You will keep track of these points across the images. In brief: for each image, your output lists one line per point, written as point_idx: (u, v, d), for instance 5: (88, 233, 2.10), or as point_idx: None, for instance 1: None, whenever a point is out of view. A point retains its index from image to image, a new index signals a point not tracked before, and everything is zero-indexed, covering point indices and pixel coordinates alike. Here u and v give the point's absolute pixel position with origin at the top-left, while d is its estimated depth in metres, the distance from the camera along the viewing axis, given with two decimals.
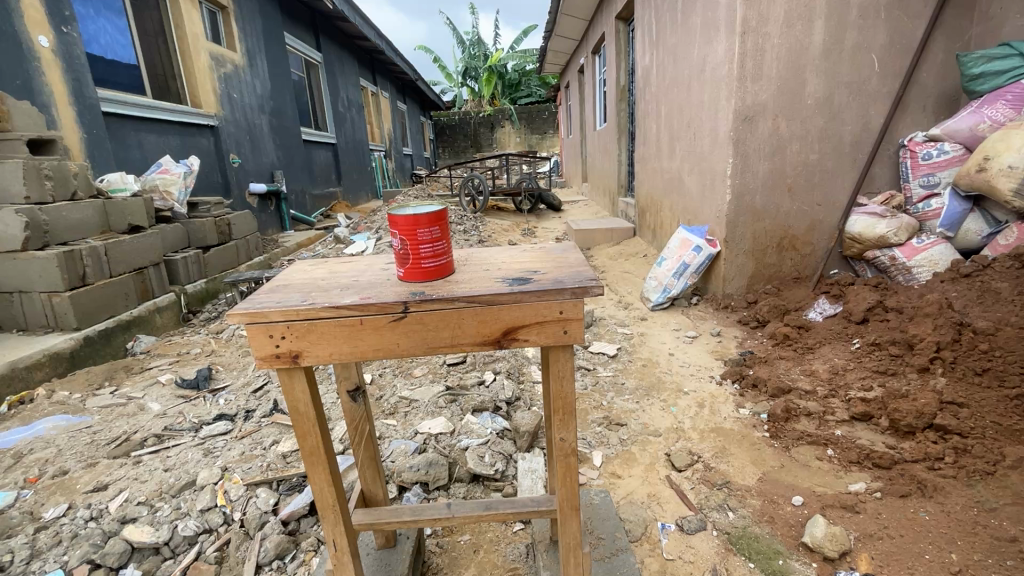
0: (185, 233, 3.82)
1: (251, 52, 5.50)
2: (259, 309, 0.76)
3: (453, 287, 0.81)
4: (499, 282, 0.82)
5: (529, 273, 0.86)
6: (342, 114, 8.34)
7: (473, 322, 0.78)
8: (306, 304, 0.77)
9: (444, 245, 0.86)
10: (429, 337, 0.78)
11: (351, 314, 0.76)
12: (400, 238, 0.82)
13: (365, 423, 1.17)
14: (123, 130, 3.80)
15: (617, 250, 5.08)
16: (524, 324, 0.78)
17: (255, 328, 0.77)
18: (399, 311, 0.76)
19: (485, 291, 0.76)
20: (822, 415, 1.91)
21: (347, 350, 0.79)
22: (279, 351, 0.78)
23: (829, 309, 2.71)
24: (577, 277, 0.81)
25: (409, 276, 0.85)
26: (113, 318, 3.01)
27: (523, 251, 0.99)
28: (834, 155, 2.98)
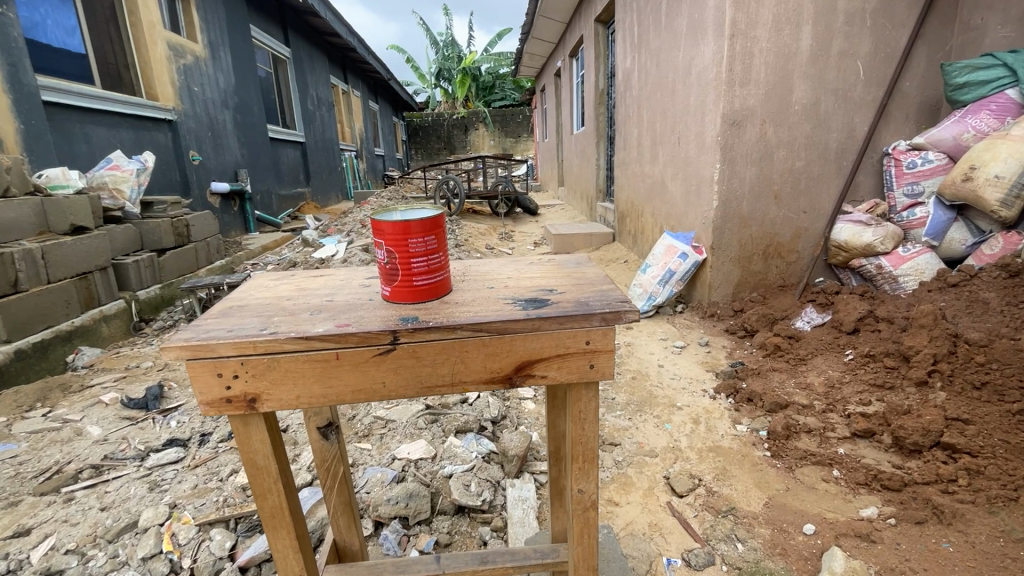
0: (138, 235, 3.52)
1: (214, 43, 5.19)
2: (204, 340, 0.59)
3: (451, 311, 0.66)
4: (505, 304, 0.67)
5: (544, 291, 0.71)
6: (311, 112, 8.03)
7: (478, 354, 0.63)
8: (266, 331, 0.61)
9: (440, 258, 0.70)
10: (423, 374, 0.63)
11: (324, 347, 0.60)
12: (387, 250, 0.67)
13: (337, 464, 1.01)
14: (67, 122, 3.47)
15: (596, 256, 4.99)
16: (542, 357, 0.64)
17: (200, 363, 0.60)
18: (388, 343, 0.61)
19: (495, 317, 0.62)
20: (823, 432, 1.83)
21: (319, 392, 0.63)
22: (229, 395, 0.62)
23: (817, 318, 2.68)
24: (604, 297, 0.67)
25: (395, 296, 0.70)
26: (52, 328, 2.72)
27: (530, 265, 0.84)
28: (820, 162, 2.95)
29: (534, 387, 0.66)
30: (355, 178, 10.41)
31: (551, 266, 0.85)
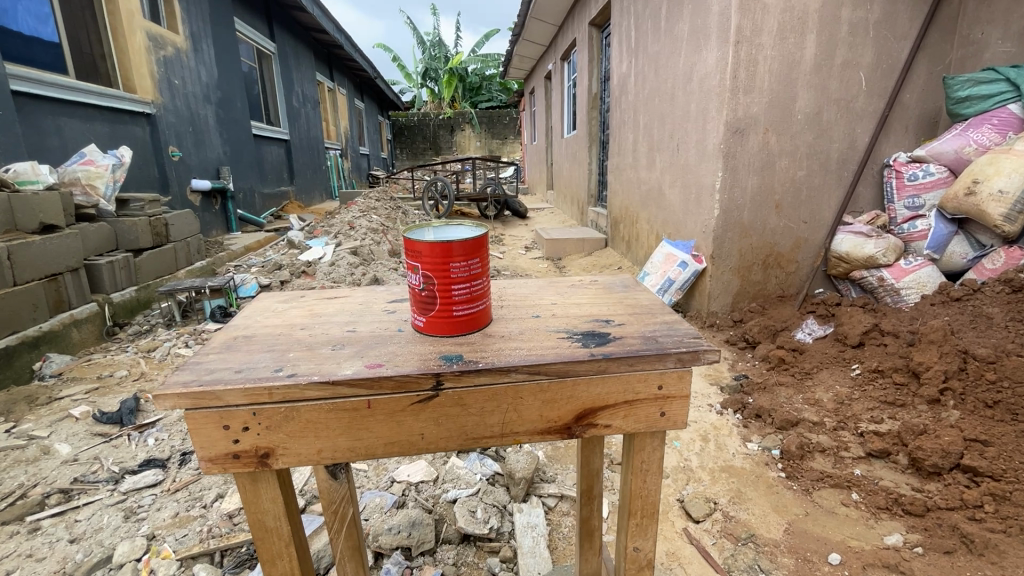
0: (112, 235, 3.33)
1: (196, 35, 4.99)
2: (209, 388, 0.59)
3: (500, 349, 0.66)
4: (560, 344, 0.68)
5: (603, 321, 0.76)
6: (296, 109, 7.83)
7: (529, 396, 0.65)
8: (281, 376, 0.60)
9: (482, 284, 0.69)
10: (469, 422, 0.65)
11: (346, 393, 0.60)
12: (428, 277, 0.65)
13: (345, 505, 0.94)
14: (38, 114, 3.28)
15: (589, 262, 4.93)
16: (604, 404, 0.68)
17: (204, 414, 0.60)
18: (432, 387, 0.62)
19: (556, 358, 0.63)
20: (837, 451, 1.78)
21: (348, 443, 0.64)
22: (237, 449, 0.62)
23: (818, 330, 2.62)
24: (673, 334, 0.71)
25: (431, 327, 0.69)
26: (17, 335, 2.54)
27: (597, 306, 0.83)
28: (821, 172, 2.93)
29: (594, 434, 0.70)
30: (340, 178, 10.19)
31: (598, 288, 0.92)
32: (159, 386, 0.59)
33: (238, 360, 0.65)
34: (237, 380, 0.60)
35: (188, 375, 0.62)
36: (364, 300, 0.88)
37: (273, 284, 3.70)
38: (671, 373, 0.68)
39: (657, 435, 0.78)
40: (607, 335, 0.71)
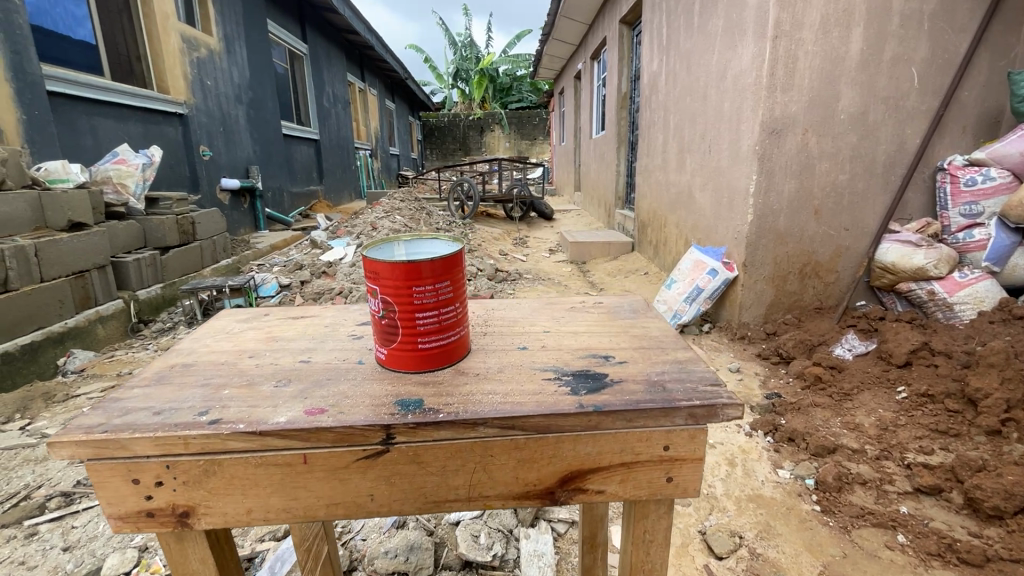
0: (140, 232, 3.39)
1: (229, 37, 5.08)
2: (114, 436, 0.58)
3: (474, 396, 0.64)
4: (546, 392, 0.65)
5: (602, 357, 0.74)
6: (327, 110, 7.92)
7: (503, 453, 0.62)
8: (201, 424, 0.59)
9: (453, 311, 0.67)
10: (445, 479, 0.63)
11: (274, 441, 0.59)
12: (392, 307, 0.64)
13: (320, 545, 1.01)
14: (73, 113, 3.36)
15: (615, 266, 4.77)
16: (591, 468, 0.64)
17: (110, 466, 0.60)
18: (381, 441, 0.60)
19: (535, 411, 0.60)
20: (880, 484, 1.62)
21: (282, 500, 0.62)
22: (150, 506, 0.61)
23: (859, 346, 2.42)
24: (685, 382, 0.67)
25: (398, 361, 0.69)
26: (42, 330, 2.59)
27: (605, 338, 0.82)
28: (866, 175, 2.72)
29: (583, 498, 0.66)
30: (369, 177, 10.28)
31: (602, 313, 0.93)
32: (57, 432, 0.59)
33: (162, 400, 0.65)
34: (149, 427, 0.59)
35: (97, 417, 0.62)
36: (330, 321, 0.91)
37: (293, 284, 3.72)
38: (681, 432, 0.64)
39: (664, 503, 0.72)
40: (608, 380, 0.67)
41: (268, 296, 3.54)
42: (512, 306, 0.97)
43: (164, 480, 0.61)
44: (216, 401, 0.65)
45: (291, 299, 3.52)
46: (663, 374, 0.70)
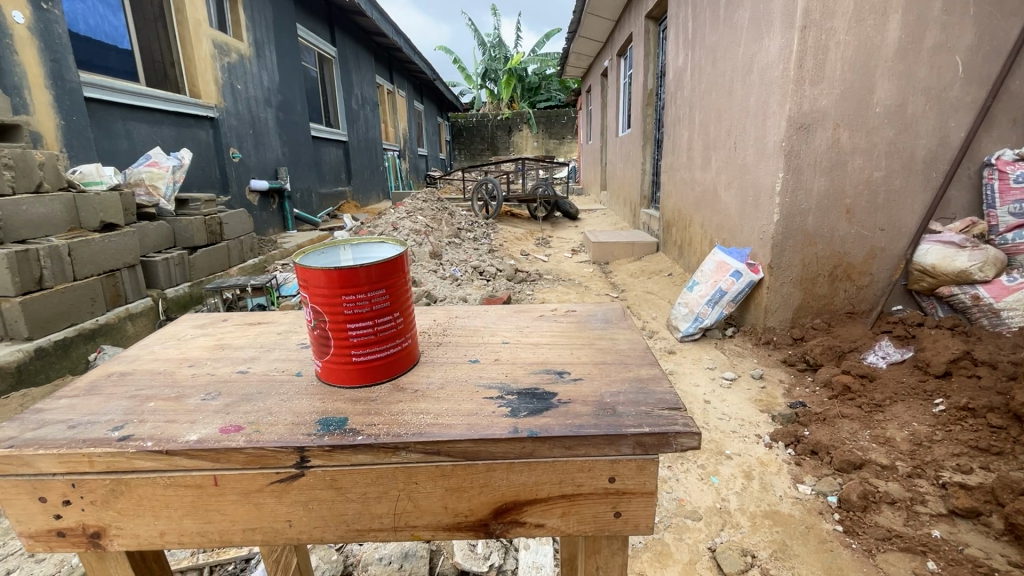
0: (169, 233, 3.49)
1: (259, 42, 5.21)
2: (17, 454, 0.61)
3: (404, 418, 0.64)
4: (483, 413, 0.65)
5: (556, 374, 0.75)
6: (355, 112, 8.04)
7: (429, 480, 0.63)
8: (108, 441, 0.62)
9: (388, 321, 0.71)
10: (373, 505, 0.64)
11: (181, 461, 0.61)
12: (324, 318, 0.68)
13: (289, 556, 1.10)
14: (109, 119, 3.49)
15: (638, 267, 4.66)
16: (520, 498, 0.65)
17: (16, 484, 0.63)
18: (296, 465, 0.61)
19: (463, 436, 0.60)
20: (910, 505, 1.50)
21: (194, 520, 0.65)
22: (60, 522, 0.65)
23: (894, 354, 2.27)
24: (639, 405, 0.66)
25: (335, 375, 0.73)
26: (75, 326, 2.68)
27: (562, 352, 0.83)
28: (904, 172, 2.56)
29: (514, 529, 0.66)
30: (397, 178, 10.39)
31: (571, 323, 0.96)
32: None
33: (81, 413, 0.69)
34: (55, 444, 0.62)
35: (10, 432, 0.65)
36: (283, 330, 0.99)
37: None
38: (628, 463, 0.63)
39: (616, 537, 0.71)
40: (554, 402, 0.67)
41: (289, 295, 3.65)
42: (476, 315, 1.01)
43: (69, 498, 0.64)
44: (136, 415, 0.68)
45: None
46: (618, 395, 0.69)
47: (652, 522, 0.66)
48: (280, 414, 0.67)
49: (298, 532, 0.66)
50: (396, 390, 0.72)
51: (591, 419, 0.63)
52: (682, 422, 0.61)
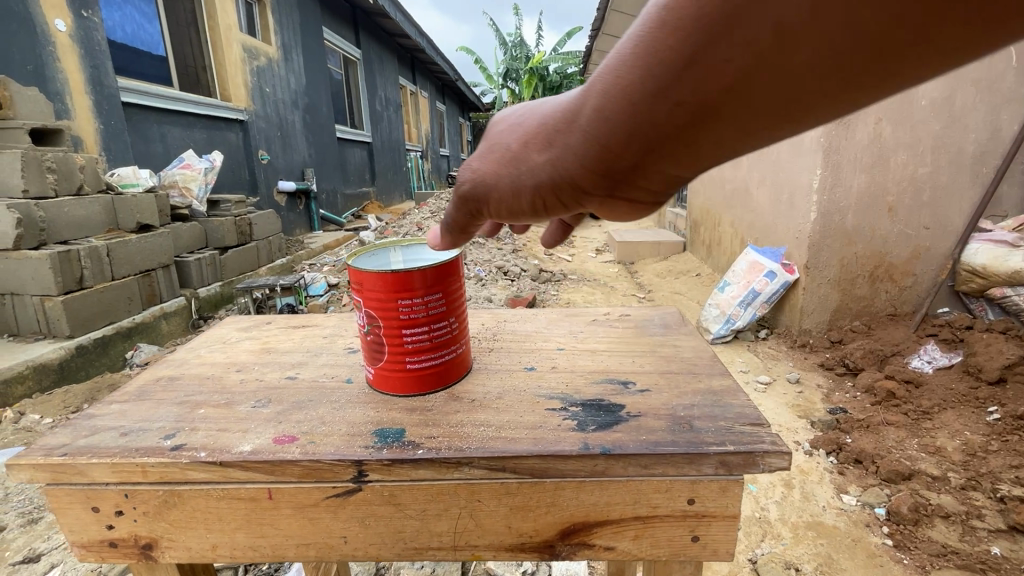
0: (202, 233, 3.56)
1: (287, 45, 5.29)
2: (73, 463, 0.61)
3: (463, 430, 0.64)
4: (548, 427, 0.64)
5: (621, 386, 0.74)
6: (379, 113, 8.12)
7: (493, 497, 0.61)
8: (162, 451, 0.62)
9: (445, 327, 0.70)
10: (436, 524, 0.63)
11: (235, 473, 0.60)
12: (380, 325, 0.68)
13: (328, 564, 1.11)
14: (145, 123, 3.57)
15: (664, 266, 4.58)
16: (588, 519, 0.62)
17: (71, 493, 0.63)
18: (353, 478, 0.61)
19: (530, 452, 0.59)
20: (966, 519, 1.43)
21: (245, 535, 0.64)
22: (112, 532, 0.65)
23: (941, 359, 2.17)
24: (718, 420, 0.64)
25: (387, 382, 0.72)
26: (113, 325, 2.75)
27: (625, 360, 0.83)
28: (951, 168, 2.44)
29: (584, 553, 0.64)
30: (420, 179, 10.45)
31: (630, 329, 0.96)
32: (18, 455, 0.63)
33: (133, 420, 0.70)
34: (109, 453, 0.62)
35: (61, 439, 0.66)
36: (329, 334, 1.00)
37: (340, 283, 3.91)
38: (710, 485, 0.60)
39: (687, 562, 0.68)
40: (622, 415, 0.66)
41: (317, 296, 3.71)
42: (527, 320, 1.02)
43: (123, 509, 0.64)
44: (187, 423, 0.68)
45: (338, 298, 3.69)
46: (692, 408, 0.67)
47: (732, 548, 0.63)
48: (333, 424, 0.67)
49: (353, 548, 0.64)
50: (451, 399, 0.72)
51: (664, 435, 0.61)
52: (768, 441, 0.59)
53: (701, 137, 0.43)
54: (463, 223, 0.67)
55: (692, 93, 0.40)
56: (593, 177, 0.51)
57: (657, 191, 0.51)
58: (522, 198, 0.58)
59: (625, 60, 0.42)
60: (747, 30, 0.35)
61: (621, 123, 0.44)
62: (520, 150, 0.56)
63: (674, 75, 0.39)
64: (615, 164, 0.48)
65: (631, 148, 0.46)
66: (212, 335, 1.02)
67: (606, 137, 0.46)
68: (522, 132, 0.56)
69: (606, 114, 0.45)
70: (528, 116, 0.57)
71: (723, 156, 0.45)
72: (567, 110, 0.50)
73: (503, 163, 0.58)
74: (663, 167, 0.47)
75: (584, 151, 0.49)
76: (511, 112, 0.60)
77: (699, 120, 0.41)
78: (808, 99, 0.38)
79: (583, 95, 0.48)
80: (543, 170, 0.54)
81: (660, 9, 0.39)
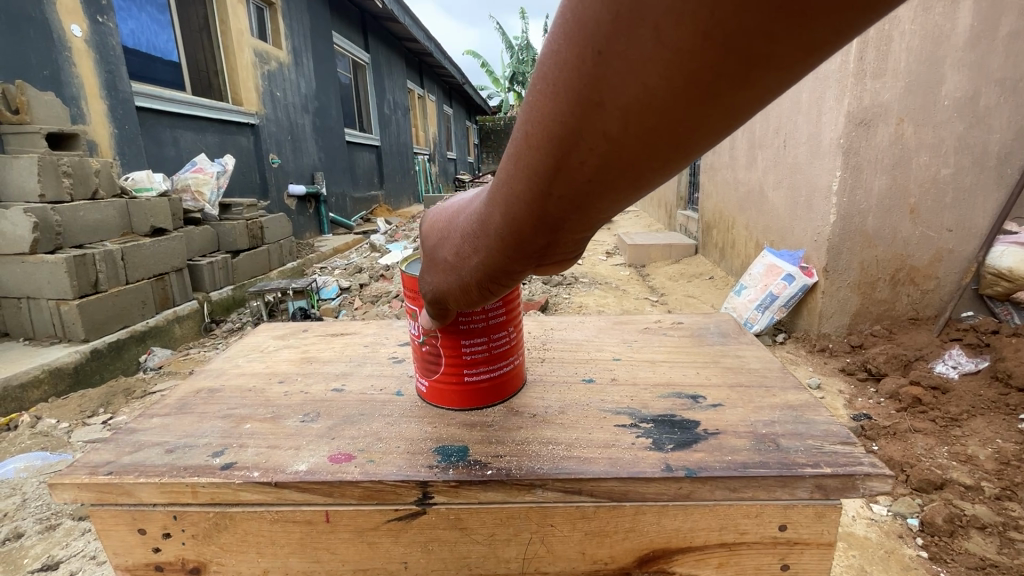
0: (214, 237, 3.56)
1: (298, 49, 5.31)
2: (117, 483, 0.65)
3: (532, 448, 0.69)
4: (623, 445, 0.69)
5: (692, 401, 0.81)
6: (388, 116, 8.14)
7: (567, 522, 0.65)
8: (214, 470, 0.66)
9: (501, 338, 0.76)
10: (517, 549, 0.66)
11: (291, 494, 0.64)
12: (439, 339, 0.73)
13: None
14: (158, 127, 3.58)
15: (677, 269, 4.54)
16: (666, 546, 0.66)
17: (115, 517, 0.67)
18: (418, 500, 0.64)
19: (609, 475, 0.63)
20: (1003, 531, 1.39)
21: (296, 559, 0.68)
22: (159, 554, 0.69)
23: (967, 364, 2.13)
24: (803, 441, 0.70)
25: (441, 396, 0.79)
26: (127, 328, 2.75)
27: (688, 372, 0.91)
28: (975, 169, 2.39)
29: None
30: (427, 182, 10.45)
31: (687, 337, 1.07)
32: (59, 474, 0.66)
33: (177, 436, 0.75)
34: (157, 473, 0.66)
35: (106, 455, 0.71)
36: (368, 343, 1.08)
37: (352, 287, 3.91)
38: (806, 510, 0.65)
39: None
40: (700, 433, 0.72)
41: (329, 299, 3.72)
42: (574, 328, 1.14)
43: (170, 531, 0.67)
44: (234, 440, 0.73)
45: (350, 301, 3.69)
46: (774, 425, 0.74)
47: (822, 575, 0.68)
48: (391, 443, 0.71)
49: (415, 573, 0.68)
50: (511, 413, 0.79)
51: (754, 456, 0.66)
52: (868, 463, 0.64)
53: (599, 210, 0.45)
54: (436, 315, 0.69)
55: (564, 190, 0.42)
56: (527, 262, 0.53)
57: (576, 247, 0.54)
58: (472, 291, 0.60)
59: (509, 178, 0.45)
60: (589, 142, 0.38)
61: (520, 223, 0.48)
62: (455, 257, 0.59)
63: (548, 181, 0.42)
64: (530, 250, 0.51)
65: (538, 234, 0.49)
66: (248, 343, 1.10)
67: (521, 238, 0.49)
68: (450, 241, 0.60)
69: (508, 219, 0.48)
70: (452, 222, 0.60)
71: (616, 214, 0.47)
72: (479, 220, 0.53)
73: (446, 270, 0.61)
74: (572, 236, 0.50)
75: (501, 250, 0.52)
76: (439, 220, 0.64)
77: (579, 202, 0.44)
78: (664, 166, 0.40)
79: (485, 204, 0.52)
80: (479, 271, 0.57)
81: (521, 136, 0.42)
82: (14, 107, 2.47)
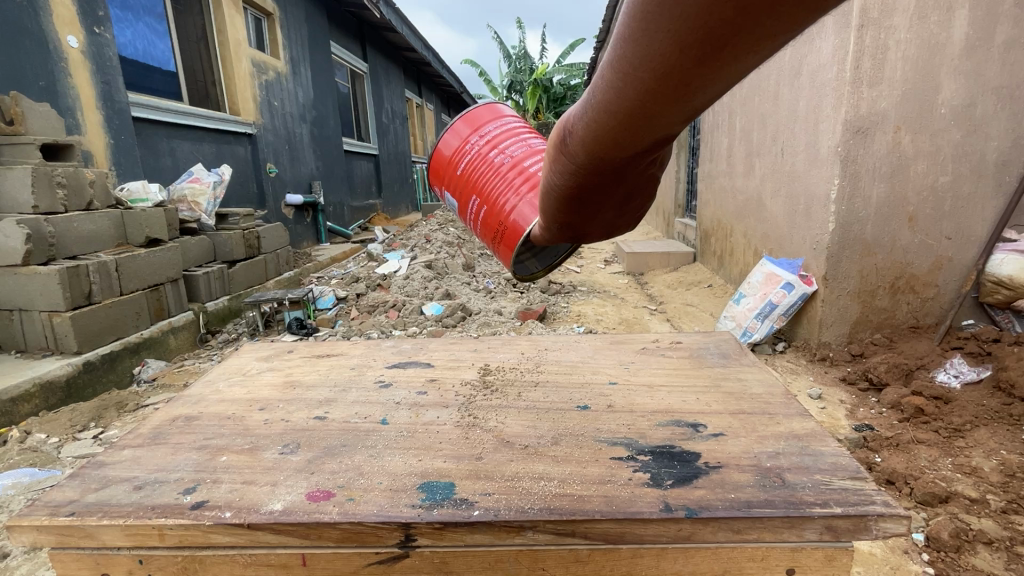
0: (210, 247, 3.54)
1: (296, 59, 5.32)
2: (79, 526, 0.64)
3: (523, 483, 0.67)
4: (618, 481, 0.67)
5: (691, 429, 0.79)
6: (386, 125, 8.15)
7: (560, 565, 0.63)
8: (184, 511, 0.64)
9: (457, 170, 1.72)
10: None
11: (266, 536, 0.62)
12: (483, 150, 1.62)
13: None
14: (155, 138, 3.57)
15: (676, 277, 4.52)
16: None
17: (78, 559, 0.66)
18: (403, 537, 0.62)
19: (604, 516, 0.61)
20: (1011, 546, 1.36)
21: None
22: None
23: (969, 374, 2.11)
24: (808, 476, 0.67)
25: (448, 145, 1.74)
26: (121, 341, 2.71)
27: (688, 399, 0.89)
28: (973, 177, 2.38)
29: None
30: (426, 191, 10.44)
31: (686, 358, 1.05)
32: (21, 514, 0.65)
33: (148, 471, 0.72)
34: (122, 514, 0.64)
35: (71, 494, 0.68)
36: (355, 365, 1.06)
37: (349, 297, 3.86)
38: (817, 553, 0.63)
39: None
40: (700, 467, 0.70)
41: (325, 309, 3.69)
42: (570, 348, 1.12)
43: None
44: (208, 474, 0.71)
45: (346, 311, 3.66)
46: (779, 458, 0.71)
47: None
48: (374, 479, 0.69)
49: None
50: (502, 444, 0.76)
51: (758, 493, 0.64)
52: (880, 502, 0.62)
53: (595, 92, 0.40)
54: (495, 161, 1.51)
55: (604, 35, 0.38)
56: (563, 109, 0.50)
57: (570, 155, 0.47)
58: None
59: None
60: None
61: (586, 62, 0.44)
62: None
63: None
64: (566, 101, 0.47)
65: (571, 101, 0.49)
66: (232, 365, 1.08)
67: None
68: None
69: None
70: None
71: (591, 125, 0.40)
72: None
73: None
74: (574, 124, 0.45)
75: None
76: None
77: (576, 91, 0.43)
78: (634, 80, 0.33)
79: None
80: None
81: None
82: (8, 118, 2.45)
